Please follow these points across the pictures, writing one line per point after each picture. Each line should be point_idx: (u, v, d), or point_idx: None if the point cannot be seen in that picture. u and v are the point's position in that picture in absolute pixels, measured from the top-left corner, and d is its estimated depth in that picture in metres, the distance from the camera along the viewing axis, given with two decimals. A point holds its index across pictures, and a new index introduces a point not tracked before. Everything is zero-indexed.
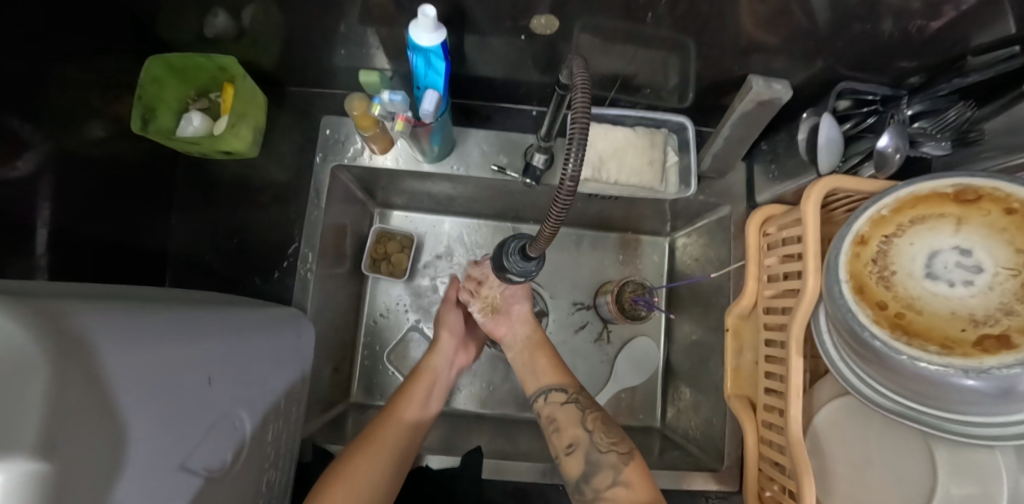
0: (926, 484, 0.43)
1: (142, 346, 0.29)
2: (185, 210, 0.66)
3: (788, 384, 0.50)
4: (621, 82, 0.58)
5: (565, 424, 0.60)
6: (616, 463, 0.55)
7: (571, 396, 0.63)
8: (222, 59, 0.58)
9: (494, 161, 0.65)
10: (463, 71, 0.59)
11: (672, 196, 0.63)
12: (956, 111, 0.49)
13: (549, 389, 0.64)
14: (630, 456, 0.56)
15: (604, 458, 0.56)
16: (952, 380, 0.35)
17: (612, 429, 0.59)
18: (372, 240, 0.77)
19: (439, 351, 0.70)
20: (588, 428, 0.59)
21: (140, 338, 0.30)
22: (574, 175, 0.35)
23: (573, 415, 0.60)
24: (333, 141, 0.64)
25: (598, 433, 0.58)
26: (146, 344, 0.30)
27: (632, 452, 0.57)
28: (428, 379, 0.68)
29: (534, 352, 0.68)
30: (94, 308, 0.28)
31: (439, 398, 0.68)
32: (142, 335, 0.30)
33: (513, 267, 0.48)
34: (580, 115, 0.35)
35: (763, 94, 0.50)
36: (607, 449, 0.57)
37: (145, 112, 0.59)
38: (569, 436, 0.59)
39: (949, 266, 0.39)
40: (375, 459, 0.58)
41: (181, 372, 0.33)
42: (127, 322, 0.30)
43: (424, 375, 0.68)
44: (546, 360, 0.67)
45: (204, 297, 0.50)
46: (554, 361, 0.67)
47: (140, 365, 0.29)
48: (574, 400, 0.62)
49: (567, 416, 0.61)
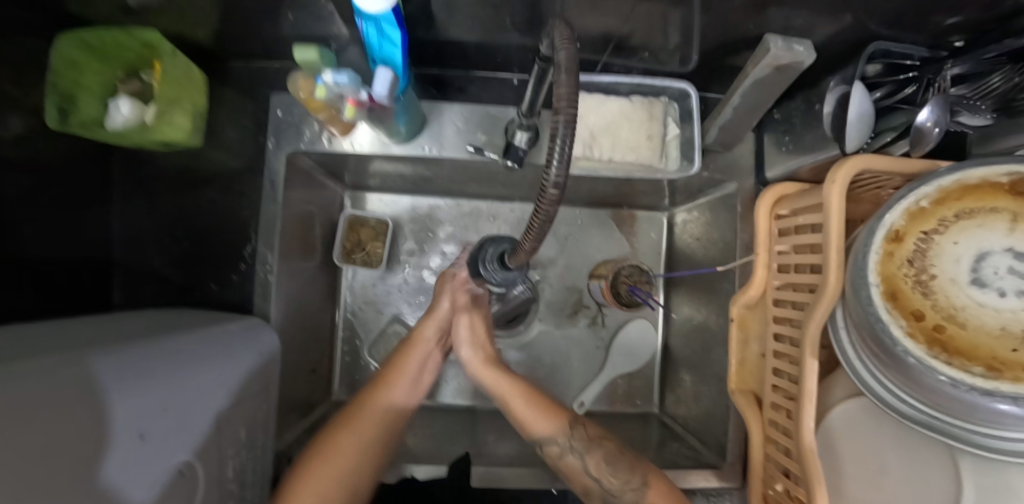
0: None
1: (31, 428, 0.25)
2: (125, 210, 0.59)
3: (800, 389, 0.44)
4: (615, 45, 0.49)
5: (574, 473, 0.55)
6: (637, 502, 0.52)
7: (566, 444, 0.56)
8: (144, 35, 0.48)
9: (470, 141, 0.56)
10: (431, 36, 0.50)
11: (672, 174, 0.54)
12: (1002, 76, 0.41)
13: (545, 442, 0.56)
14: (643, 489, 0.52)
15: (622, 501, 0.53)
16: (998, 406, 0.30)
17: (619, 465, 0.55)
18: (344, 228, 0.71)
19: (434, 316, 0.64)
20: (596, 475, 0.55)
21: (90, 379, 0.31)
22: (559, 180, 0.26)
23: (576, 462, 0.55)
24: (286, 125, 0.56)
25: (608, 479, 0.54)
26: (124, 372, 0.34)
27: (647, 482, 0.53)
28: (407, 376, 0.62)
29: (511, 397, 0.59)
30: (95, 353, 0.34)
31: (422, 385, 0.64)
32: (124, 367, 0.35)
33: (492, 276, 0.45)
34: (563, 95, 0.25)
35: (782, 57, 0.41)
36: (622, 492, 0.53)
37: (61, 102, 0.50)
38: (580, 485, 0.55)
39: (1000, 273, 0.34)
40: (351, 438, 0.54)
41: (95, 439, 0.29)
42: (115, 359, 0.35)
43: (416, 343, 0.63)
44: (524, 404, 0.58)
45: (148, 327, 0.45)
46: (532, 405, 0.58)
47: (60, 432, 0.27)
48: (570, 449, 0.55)
49: (573, 468, 0.55)
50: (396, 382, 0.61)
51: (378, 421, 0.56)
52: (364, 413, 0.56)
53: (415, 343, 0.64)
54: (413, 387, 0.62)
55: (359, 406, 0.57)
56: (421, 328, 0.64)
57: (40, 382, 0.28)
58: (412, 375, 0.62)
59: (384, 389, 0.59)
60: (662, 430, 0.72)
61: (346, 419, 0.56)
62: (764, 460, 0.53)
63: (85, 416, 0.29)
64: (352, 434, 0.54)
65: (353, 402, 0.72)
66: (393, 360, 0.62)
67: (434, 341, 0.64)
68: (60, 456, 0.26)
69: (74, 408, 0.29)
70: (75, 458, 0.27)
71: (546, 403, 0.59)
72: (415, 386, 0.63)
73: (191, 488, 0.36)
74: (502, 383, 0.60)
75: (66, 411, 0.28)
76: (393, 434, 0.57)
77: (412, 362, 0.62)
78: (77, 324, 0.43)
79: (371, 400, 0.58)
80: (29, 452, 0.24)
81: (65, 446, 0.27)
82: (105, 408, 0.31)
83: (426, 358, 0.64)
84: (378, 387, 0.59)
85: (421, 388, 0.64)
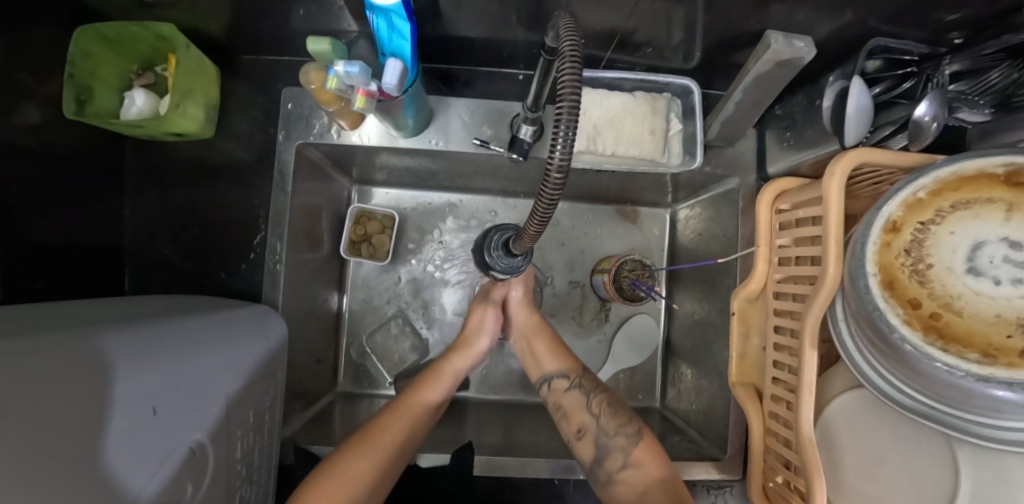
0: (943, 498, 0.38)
1: (47, 404, 0.26)
2: (137, 199, 0.61)
3: (799, 380, 0.44)
4: (619, 40, 0.50)
5: (574, 409, 0.59)
6: (626, 445, 0.55)
7: (575, 381, 0.62)
8: (160, 28, 0.49)
9: (476, 134, 0.58)
10: (438, 31, 0.51)
11: (675, 169, 0.56)
12: (1000, 72, 0.41)
13: (553, 376, 0.62)
14: (638, 436, 0.56)
15: (613, 442, 0.56)
16: (991, 392, 0.31)
17: (619, 411, 0.59)
18: (351, 220, 0.72)
19: (469, 353, 0.67)
20: (596, 413, 0.58)
21: (104, 360, 0.32)
22: (563, 164, 0.27)
23: (580, 399, 0.60)
24: (296, 117, 0.57)
25: (606, 417, 0.58)
26: (136, 355, 0.35)
27: (641, 432, 0.56)
28: (446, 380, 0.64)
29: (533, 334, 0.67)
30: (109, 335, 0.35)
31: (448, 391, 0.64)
32: (137, 350, 0.36)
33: (497, 263, 0.46)
34: (566, 82, 0.27)
35: (784, 53, 0.41)
36: (616, 433, 0.56)
37: (78, 92, 0.51)
38: (576, 423, 0.58)
39: (996, 262, 0.34)
40: (374, 453, 0.53)
41: (110, 416, 0.30)
42: (127, 342, 0.36)
43: (445, 374, 0.64)
44: (544, 346, 0.65)
45: (160, 310, 0.46)
46: (551, 345, 0.65)
47: (75, 408, 0.28)
48: (578, 385, 0.61)
49: (573, 402, 0.60)
50: (430, 390, 0.62)
51: (407, 422, 0.57)
52: (393, 423, 0.56)
53: (441, 374, 0.64)
54: (441, 393, 0.63)
55: (390, 415, 0.57)
56: (454, 363, 0.65)
57: (49, 355, 0.29)
58: (452, 380, 0.65)
59: (426, 388, 0.61)
60: (664, 423, 0.72)
61: (374, 429, 0.55)
62: (765, 452, 0.53)
63: (96, 391, 0.30)
64: (375, 450, 0.53)
65: (357, 393, 0.73)
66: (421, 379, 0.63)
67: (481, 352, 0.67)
68: (76, 430, 0.27)
69: (85, 381, 0.30)
70: (90, 433, 0.28)
71: (559, 346, 0.66)
72: (445, 394, 0.64)
73: (200, 466, 0.37)
74: (531, 320, 0.68)
75: (81, 389, 0.29)
76: (421, 434, 0.58)
77: (440, 386, 0.63)
78: (89, 305, 0.44)
79: (407, 404, 0.59)
80: (35, 420, 0.25)
81: (81, 421, 0.28)
82: (116, 382, 0.32)
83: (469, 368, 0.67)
84: (417, 386, 0.61)
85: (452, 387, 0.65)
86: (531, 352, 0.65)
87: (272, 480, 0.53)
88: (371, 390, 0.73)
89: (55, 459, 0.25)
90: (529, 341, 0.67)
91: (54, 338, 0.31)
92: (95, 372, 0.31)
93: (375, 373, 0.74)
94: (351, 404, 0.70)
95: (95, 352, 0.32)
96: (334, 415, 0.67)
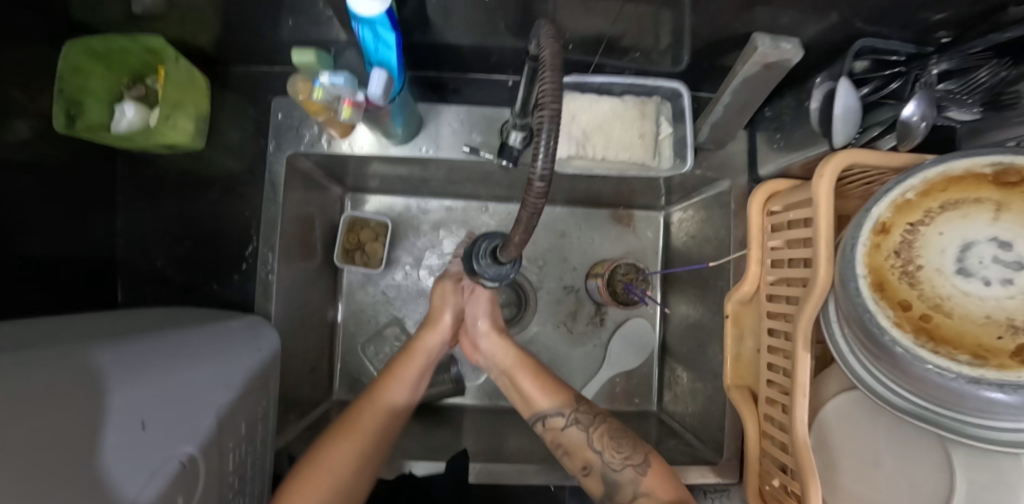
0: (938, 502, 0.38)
1: (39, 421, 0.26)
2: (129, 211, 0.61)
3: (793, 382, 0.44)
4: (606, 45, 0.50)
5: (575, 447, 0.57)
6: (636, 476, 0.53)
7: (570, 417, 0.59)
8: (149, 40, 0.50)
9: (466, 141, 0.58)
10: (426, 40, 0.51)
11: (665, 173, 0.56)
12: (988, 70, 0.41)
13: (546, 415, 0.59)
14: (645, 465, 0.54)
15: (621, 476, 0.54)
16: (983, 394, 0.30)
17: (622, 441, 0.56)
18: (344, 229, 0.72)
19: (436, 328, 0.65)
20: (599, 450, 0.56)
21: (93, 377, 0.32)
22: (546, 174, 0.27)
23: (580, 437, 0.57)
24: (286, 127, 0.57)
25: (610, 452, 0.56)
26: (127, 372, 0.35)
27: (647, 459, 0.55)
28: (420, 361, 0.63)
29: (516, 371, 0.63)
30: (99, 351, 0.35)
31: (416, 383, 0.63)
32: (127, 366, 0.36)
33: (485, 270, 0.46)
34: (548, 90, 0.26)
35: (770, 55, 0.41)
36: (622, 467, 0.54)
37: (68, 107, 0.52)
38: (580, 461, 0.56)
39: (985, 262, 0.34)
40: (343, 447, 0.53)
41: (103, 432, 0.30)
42: (116, 358, 0.36)
43: (417, 352, 0.63)
44: (530, 381, 0.62)
45: (150, 323, 0.46)
46: (538, 380, 0.62)
47: (68, 424, 0.28)
48: (574, 422, 0.58)
49: (573, 441, 0.57)
50: (396, 382, 0.61)
51: (377, 418, 0.57)
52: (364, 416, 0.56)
53: (413, 353, 0.63)
54: (411, 385, 0.62)
55: (357, 410, 0.57)
56: (423, 340, 0.64)
57: (34, 374, 0.29)
58: (423, 364, 0.64)
59: (391, 385, 0.60)
60: (661, 427, 0.72)
61: (343, 425, 0.55)
62: (761, 455, 0.53)
63: (87, 407, 0.30)
64: (347, 441, 0.54)
65: (353, 402, 0.72)
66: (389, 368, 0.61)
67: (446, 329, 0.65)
68: (69, 446, 0.27)
69: (71, 398, 0.29)
70: (83, 448, 0.28)
71: (546, 377, 0.63)
72: (415, 386, 0.63)
73: (191, 478, 0.36)
74: (512, 355, 0.65)
75: (74, 405, 0.29)
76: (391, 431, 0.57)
77: (412, 371, 0.62)
78: (80, 320, 0.44)
79: (371, 401, 0.58)
80: (25, 434, 0.25)
81: (74, 437, 0.28)
82: (102, 398, 0.31)
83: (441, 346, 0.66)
84: (379, 386, 0.59)
85: (422, 377, 0.64)
86: (520, 392, 0.63)
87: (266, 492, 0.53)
88: None
89: (44, 471, 0.25)
90: (512, 377, 0.64)
91: (45, 356, 0.31)
92: (85, 389, 0.31)
93: (370, 381, 0.73)
94: None
95: (85, 369, 0.32)
96: (329, 424, 0.66)
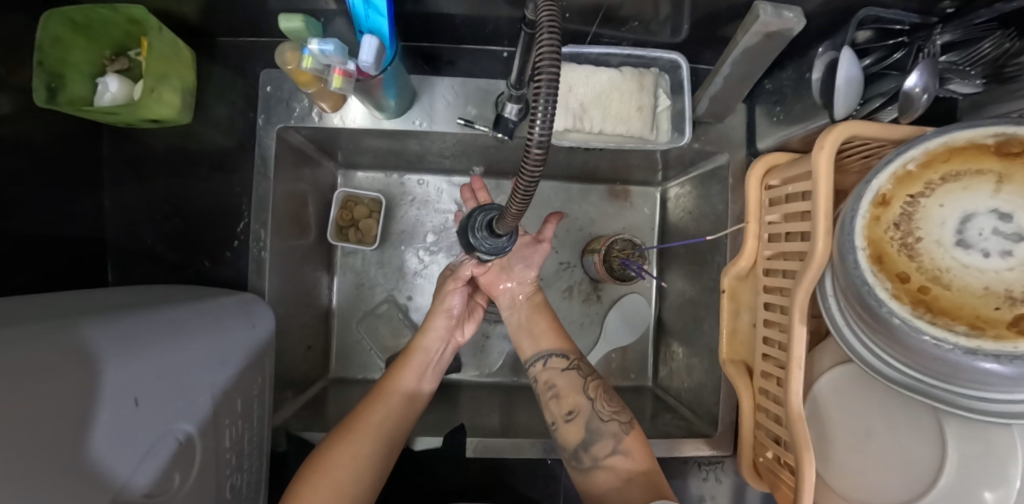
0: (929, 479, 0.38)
1: (40, 394, 0.26)
2: (117, 189, 0.59)
3: (788, 355, 0.44)
4: (604, 15, 0.49)
5: (569, 391, 0.58)
6: (617, 431, 0.55)
7: (572, 363, 0.60)
8: (129, 10, 0.47)
9: (461, 114, 0.56)
10: (419, 9, 0.49)
11: (663, 146, 0.55)
12: (992, 42, 0.40)
13: (549, 354, 0.61)
14: (629, 426, 0.55)
15: (605, 427, 0.55)
16: (978, 365, 0.31)
17: (613, 399, 0.58)
18: (338, 205, 0.71)
19: (432, 328, 0.64)
20: (590, 396, 0.57)
21: (93, 351, 0.32)
22: (543, 140, 0.26)
23: (574, 383, 0.59)
24: (276, 101, 0.55)
25: (601, 401, 0.57)
26: (129, 347, 0.35)
27: (632, 422, 0.56)
28: (419, 361, 0.61)
29: (533, 314, 0.65)
30: (97, 324, 0.35)
31: (434, 375, 0.62)
32: (127, 341, 0.35)
33: (482, 244, 0.46)
34: (545, 54, 0.25)
35: (771, 25, 0.39)
36: (609, 418, 0.56)
37: (49, 80, 0.49)
38: (569, 403, 0.57)
39: (985, 234, 0.34)
40: (351, 446, 0.51)
41: (97, 411, 0.30)
42: (115, 332, 0.35)
43: (415, 352, 0.61)
44: (546, 324, 0.64)
45: (139, 300, 0.45)
46: (553, 324, 0.64)
47: (66, 401, 0.28)
48: (575, 367, 0.60)
49: (568, 383, 0.59)
50: (404, 376, 0.59)
51: (391, 409, 0.56)
52: (374, 408, 0.55)
53: (412, 354, 0.61)
54: (424, 374, 0.61)
55: (365, 407, 0.55)
56: (420, 341, 0.63)
57: (33, 345, 0.28)
58: (422, 362, 0.62)
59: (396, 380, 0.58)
60: (655, 402, 0.73)
61: (353, 420, 0.54)
62: (755, 428, 0.53)
63: (84, 384, 0.30)
64: (356, 438, 0.52)
65: (349, 378, 0.73)
66: (396, 364, 0.61)
67: (442, 335, 0.64)
68: (65, 422, 0.27)
69: (66, 372, 0.29)
70: (77, 427, 0.28)
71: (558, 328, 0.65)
72: (431, 376, 0.62)
73: (188, 457, 0.37)
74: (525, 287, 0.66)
75: (72, 381, 0.29)
76: (406, 422, 0.56)
77: (410, 372, 0.60)
78: (68, 297, 0.43)
79: (380, 397, 0.57)
80: (24, 414, 0.25)
81: (71, 414, 0.28)
82: (98, 373, 0.31)
83: (442, 346, 0.64)
84: (394, 373, 0.59)
85: (436, 374, 0.63)
86: (530, 329, 0.64)
87: (264, 468, 0.54)
88: (364, 376, 0.73)
89: (39, 450, 0.25)
90: (530, 317, 0.65)
91: (44, 327, 0.31)
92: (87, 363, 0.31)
93: (366, 358, 0.74)
94: (345, 389, 0.71)
95: (87, 343, 0.32)
96: (327, 401, 0.67)
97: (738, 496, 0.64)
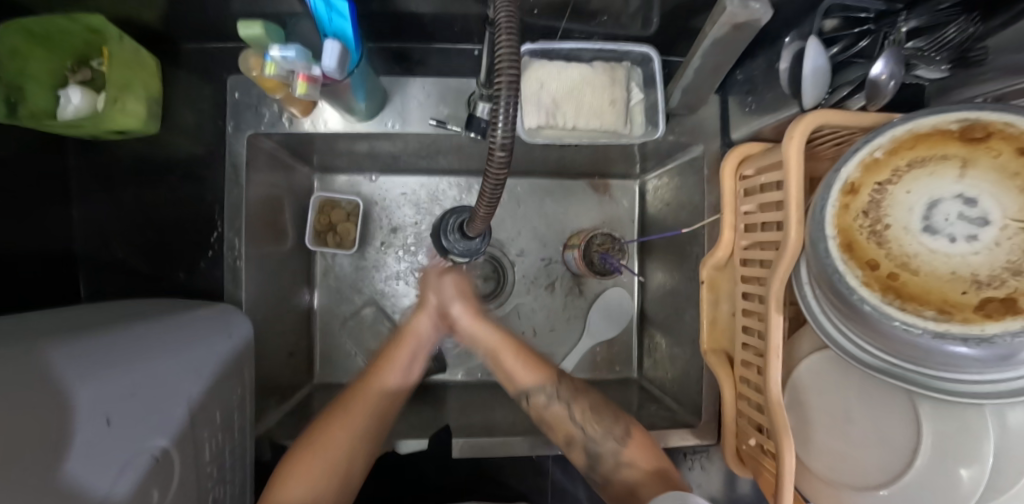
0: (905, 459, 0.39)
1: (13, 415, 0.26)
2: (86, 201, 0.58)
3: (766, 345, 0.44)
4: (574, 8, 0.48)
5: (558, 421, 0.59)
6: (617, 448, 0.56)
7: (552, 392, 0.60)
8: (87, 19, 0.46)
9: (433, 115, 0.56)
10: (385, 10, 0.49)
11: (637, 140, 0.55)
12: (957, 27, 0.40)
13: (528, 393, 0.60)
14: (627, 436, 0.56)
15: (604, 448, 0.57)
16: (948, 348, 0.31)
17: (603, 413, 0.59)
18: (315, 209, 0.70)
19: (425, 312, 0.65)
20: (580, 423, 0.58)
21: (55, 375, 0.31)
22: (507, 142, 0.27)
23: (562, 411, 0.59)
24: (244, 107, 0.55)
25: (591, 426, 0.58)
26: (95, 369, 0.34)
27: (630, 432, 0.57)
28: (411, 347, 0.63)
29: (500, 352, 0.63)
30: (61, 349, 0.34)
31: (417, 367, 0.64)
32: (93, 364, 0.35)
33: (454, 246, 0.47)
34: (505, 58, 0.25)
35: (738, 16, 0.39)
36: (605, 439, 0.57)
37: (8, 93, 0.48)
38: (563, 434, 0.58)
39: (951, 219, 0.34)
40: (345, 424, 0.55)
41: (71, 431, 0.29)
42: (80, 356, 0.35)
43: (409, 336, 0.63)
44: (514, 360, 0.62)
45: (110, 317, 0.44)
46: (523, 358, 0.62)
47: (38, 422, 0.27)
48: (558, 399, 0.60)
49: (557, 416, 0.59)
50: (387, 368, 0.61)
51: (371, 407, 0.57)
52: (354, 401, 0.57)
53: (404, 336, 0.63)
54: (409, 367, 0.62)
55: (340, 408, 0.56)
56: (414, 323, 0.65)
57: None
58: (414, 346, 0.64)
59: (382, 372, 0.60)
60: (641, 393, 0.73)
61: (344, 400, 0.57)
62: (737, 416, 0.54)
63: (54, 405, 0.29)
64: (350, 419, 0.56)
65: (334, 383, 0.72)
66: (384, 353, 0.62)
67: (433, 314, 0.66)
68: (38, 443, 0.27)
69: (29, 395, 0.28)
70: (53, 447, 0.28)
71: (534, 357, 0.63)
72: (409, 371, 0.63)
73: (169, 473, 0.37)
74: (493, 335, 0.64)
75: (41, 403, 0.28)
76: (386, 421, 0.58)
77: (401, 355, 0.62)
78: (37, 317, 0.42)
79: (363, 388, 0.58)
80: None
81: (44, 435, 0.27)
82: (67, 395, 0.31)
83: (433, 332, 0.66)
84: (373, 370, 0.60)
85: (424, 360, 0.66)
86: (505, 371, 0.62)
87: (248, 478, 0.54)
88: (349, 381, 0.73)
89: (20, 469, 0.24)
90: (497, 360, 0.63)
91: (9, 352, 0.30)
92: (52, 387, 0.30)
93: (350, 362, 0.73)
94: (330, 395, 0.71)
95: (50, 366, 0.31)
96: (312, 408, 0.67)
97: (725, 482, 0.65)
